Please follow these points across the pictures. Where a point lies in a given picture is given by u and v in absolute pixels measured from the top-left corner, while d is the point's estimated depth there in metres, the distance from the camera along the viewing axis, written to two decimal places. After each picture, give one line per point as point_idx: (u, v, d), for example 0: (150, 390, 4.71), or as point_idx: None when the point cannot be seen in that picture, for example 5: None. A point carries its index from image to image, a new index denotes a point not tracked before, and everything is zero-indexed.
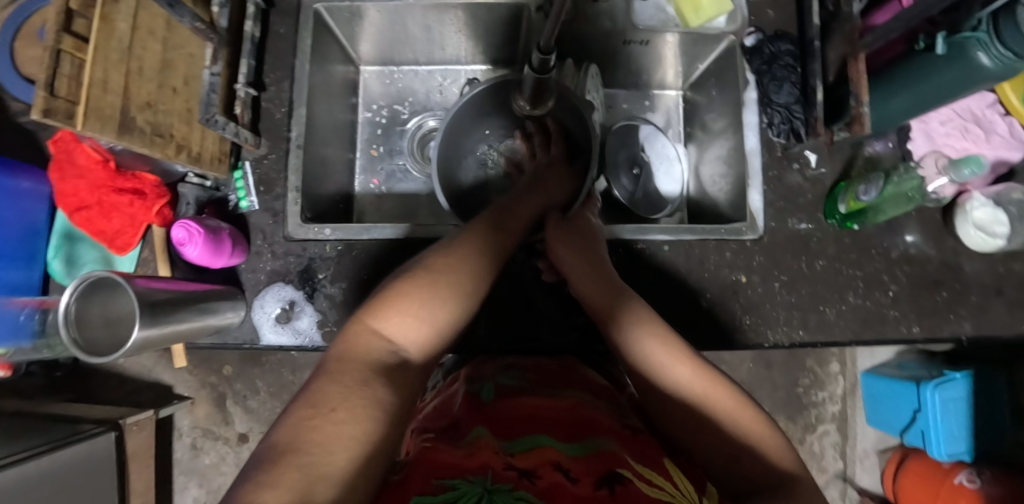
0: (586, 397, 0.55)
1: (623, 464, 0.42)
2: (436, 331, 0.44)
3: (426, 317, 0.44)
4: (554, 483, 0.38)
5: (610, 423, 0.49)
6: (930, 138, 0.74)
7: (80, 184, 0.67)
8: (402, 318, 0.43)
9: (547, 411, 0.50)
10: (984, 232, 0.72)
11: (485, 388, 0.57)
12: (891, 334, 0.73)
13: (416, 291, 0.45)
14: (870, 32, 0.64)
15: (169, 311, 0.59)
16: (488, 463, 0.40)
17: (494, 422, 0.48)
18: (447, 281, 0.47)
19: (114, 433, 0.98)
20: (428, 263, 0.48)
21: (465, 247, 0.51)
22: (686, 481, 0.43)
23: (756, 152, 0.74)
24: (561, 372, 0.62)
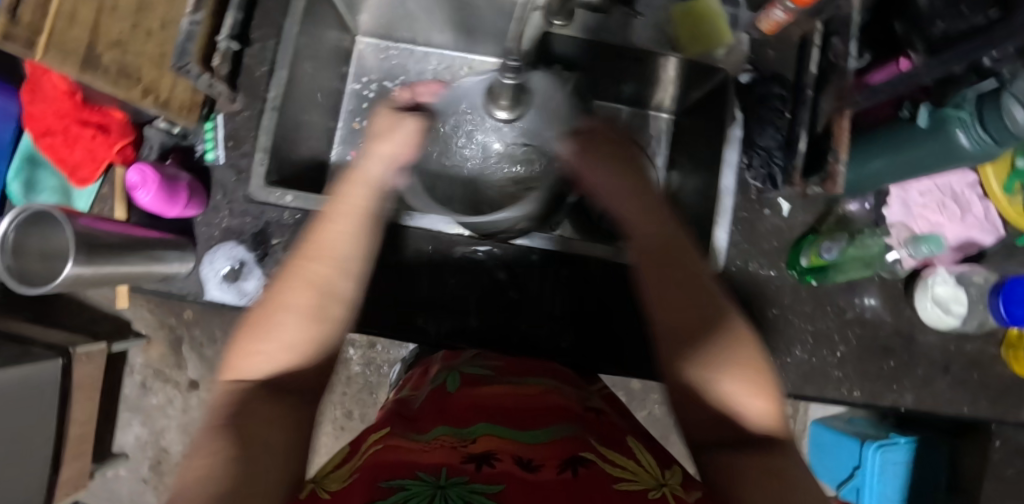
0: (548, 393, 0.61)
1: (585, 448, 0.49)
2: (299, 336, 0.47)
3: (286, 339, 0.47)
4: (511, 466, 0.45)
5: (575, 414, 0.57)
6: (907, 207, 0.73)
7: (46, 109, 0.67)
8: (264, 347, 0.46)
9: (508, 404, 0.57)
10: (940, 308, 0.72)
11: (452, 379, 0.63)
12: (829, 393, 0.73)
13: (273, 316, 0.48)
14: (859, 92, 0.63)
15: (111, 253, 0.59)
16: (442, 461, 0.45)
17: (456, 416, 0.55)
18: (297, 285, 0.49)
19: (63, 359, 0.99)
20: (277, 282, 0.50)
21: (314, 239, 0.52)
22: (652, 460, 0.52)
23: (730, 191, 0.73)
24: (529, 365, 0.68)
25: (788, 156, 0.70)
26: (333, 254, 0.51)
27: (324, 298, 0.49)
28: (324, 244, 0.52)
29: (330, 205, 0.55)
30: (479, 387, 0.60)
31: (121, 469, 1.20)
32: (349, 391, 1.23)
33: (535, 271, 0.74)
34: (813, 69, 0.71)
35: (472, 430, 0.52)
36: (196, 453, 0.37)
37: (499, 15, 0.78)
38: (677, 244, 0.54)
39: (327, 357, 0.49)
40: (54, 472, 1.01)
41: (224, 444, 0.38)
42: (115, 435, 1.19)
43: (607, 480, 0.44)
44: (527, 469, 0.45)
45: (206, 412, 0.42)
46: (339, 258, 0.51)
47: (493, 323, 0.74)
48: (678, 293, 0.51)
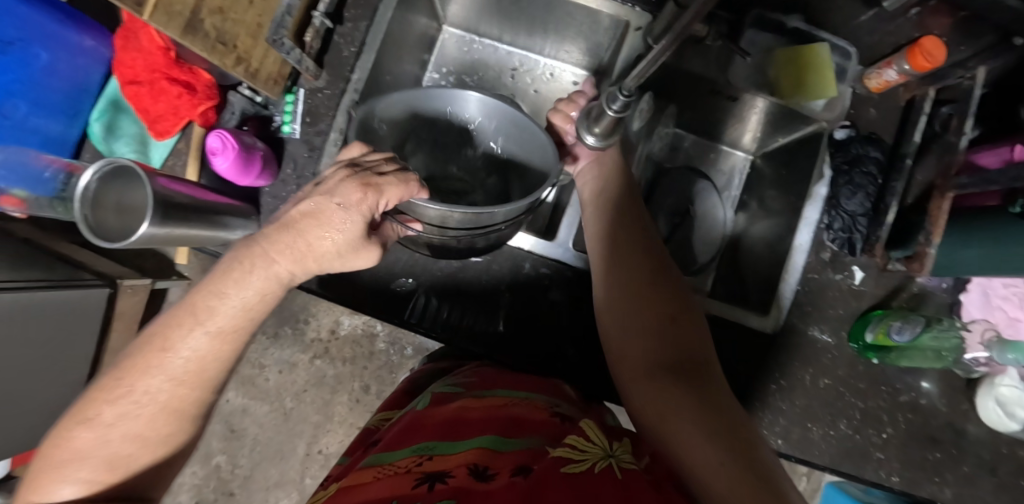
0: (517, 399, 0.56)
1: (538, 454, 0.45)
2: (137, 463, 0.45)
3: (112, 449, 0.43)
4: (463, 483, 0.43)
5: (544, 421, 0.51)
6: (987, 297, 0.70)
7: (138, 60, 0.68)
8: (82, 469, 0.43)
9: (470, 414, 0.52)
10: (1003, 409, 0.68)
11: (422, 401, 0.59)
12: (868, 474, 0.70)
13: (106, 407, 0.43)
14: (967, 174, 0.60)
15: (182, 215, 0.59)
16: (397, 491, 0.43)
17: (412, 433, 0.52)
18: (138, 386, 0.43)
19: (109, 290, 1.01)
20: (119, 362, 0.44)
21: (178, 329, 0.44)
22: (601, 431, 0.48)
23: (804, 249, 0.70)
24: (503, 376, 0.62)
25: (873, 226, 0.68)
26: (190, 373, 0.45)
27: (170, 427, 0.45)
28: (177, 350, 0.44)
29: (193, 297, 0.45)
30: (443, 404, 0.55)
31: None
32: (370, 366, 1.22)
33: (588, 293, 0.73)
34: (917, 138, 0.67)
35: (438, 445, 0.49)
36: None
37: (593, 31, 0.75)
38: (628, 204, 0.60)
39: (174, 460, 0.48)
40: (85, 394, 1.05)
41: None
42: None
43: (552, 468, 0.42)
44: (477, 485, 0.42)
45: None
46: (198, 371, 0.45)
47: (534, 339, 0.71)
48: (614, 248, 0.57)
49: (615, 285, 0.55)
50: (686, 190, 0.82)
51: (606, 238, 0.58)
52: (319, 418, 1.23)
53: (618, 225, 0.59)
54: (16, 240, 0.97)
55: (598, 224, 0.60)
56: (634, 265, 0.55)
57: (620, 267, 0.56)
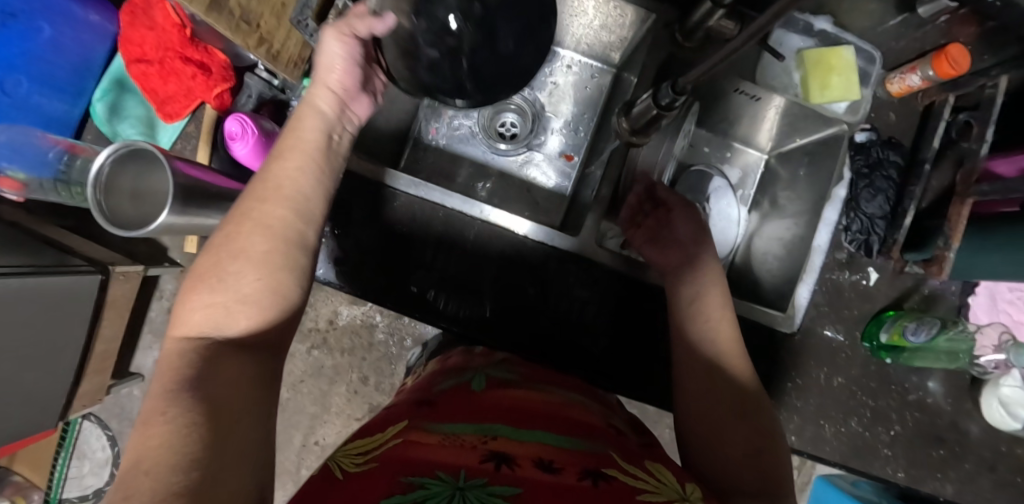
0: (573, 402, 0.58)
1: (608, 463, 0.46)
2: (253, 286, 0.42)
3: (240, 285, 0.42)
4: (530, 472, 0.42)
5: (599, 428, 0.53)
6: (993, 300, 0.72)
7: (147, 37, 0.64)
8: (212, 296, 0.41)
9: (528, 409, 0.54)
10: (1005, 409, 0.71)
11: (477, 379, 0.60)
12: (875, 470, 0.72)
13: (225, 263, 0.42)
14: (988, 182, 0.61)
15: (200, 204, 0.56)
16: (462, 461, 0.43)
17: (474, 413, 0.52)
18: (246, 227, 0.43)
19: (101, 276, 0.97)
20: (226, 224, 0.44)
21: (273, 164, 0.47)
22: (670, 472, 0.48)
23: (822, 250, 0.71)
24: (550, 374, 0.64)
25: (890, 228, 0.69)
26: (292, 194, 0.46)
27: (269, 241, 0.44)
28: (276, 180, 0.46)
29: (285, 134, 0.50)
30: (500, 391, 0.57)
31: (134, 389, 1.20)
32: (369, 357, 1.20)
33: (611, 293, 0.71)
34: (937, 143, 0.68)
35: (502, 428, 0.49)
36: (158, 404, 0.33)
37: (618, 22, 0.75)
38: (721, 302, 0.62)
39: (284, 330, 0.44)
40: (75, 383, 1.01)
41: (199, 385, 0.35)
42: (131, 358, 1.19)
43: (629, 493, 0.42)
44: (546, 476, 0.42)
45: (162, 369, 0.37)
46: (298, 197, 0.46)
47: (554, 338, 0.70)
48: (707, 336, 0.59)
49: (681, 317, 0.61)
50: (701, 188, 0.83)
51: (694, 317, 0.60)
52: (316, 408, 1.21)
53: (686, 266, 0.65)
54: (2, 223, 0.93)
55: (680, 307, 0.62)
56: (701, 301, 0.61)
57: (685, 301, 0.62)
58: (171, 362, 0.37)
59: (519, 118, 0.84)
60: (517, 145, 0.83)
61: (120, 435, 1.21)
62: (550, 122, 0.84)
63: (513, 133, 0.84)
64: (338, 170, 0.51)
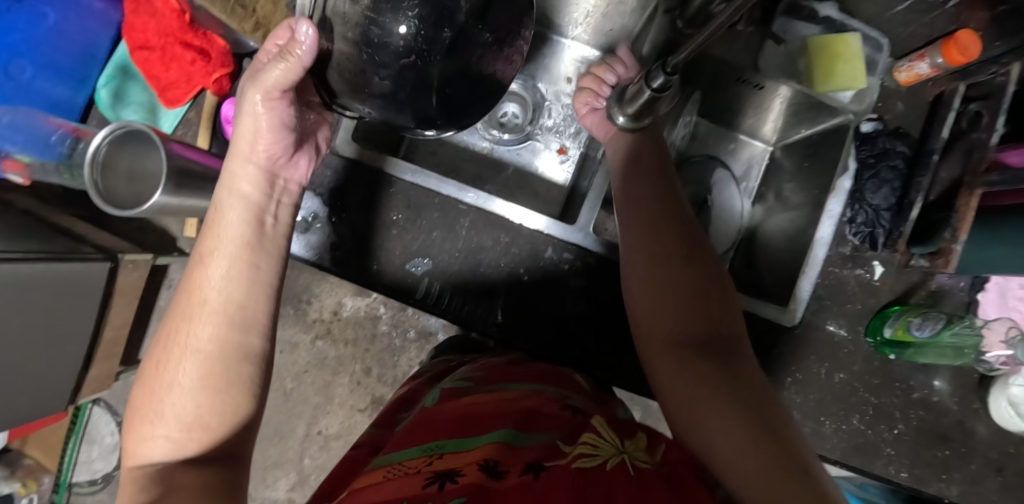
0: (530, 393, 0.55)
1: (553, 453, 0.46)
2: (192, 403, 0.43)
3: (180, 407, 0.43)
4: (477, 480, 0.42)
5: (559, 420, 0.51)
6: (1003, 296, 0.71)
7: (149, 23, 0.65)
8: (160, 430, 0.42)
9: (481, 406, 0.53)
10: (1015, 408, 0.68)
11: (432, 396, 0.58)
12: (877, 469, 0.70)
13: (161, 389, 0.43)
14: (997, 173, 0.59)
15: (192, 184, 0.57)
16: (403, 493, 0.42)
17: (422, 431, 0.51)
18: (174, 351, 0.44)
19: (110, 264, 0.99)
20: (155, 352, 0.45)
21: (193, 276, 0.46)
22: (612, 431, 0.50)
23: (825, 243, 0.69)
24: (510, 369, 0.62)
25: (896, 221, 0.68)
26: (220, 306, 0.45)
27: (203, 362, 0.44)
28: (198, 292, 0.46)
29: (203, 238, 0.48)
30: (452, 400, 0.54)
31: None
32: (372, 349, 1.20)
33: (608, 284, 0.70)
34: (945, 133, 0.66)
35: (448, 443, 0.48)
36: None
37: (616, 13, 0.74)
38: (662, 182, 0.60)
39: (245, 435, 0.45)
40: (84, 369, 1.03)
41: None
42: (140, 346, 1.21)
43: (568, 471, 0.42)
44: (489, 482, 0.42)
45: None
46: (228, 306, 0.46)
47: (550, 328, 0.69)
48: (647, 233, 0.56)
49: (645, 295, 0.54)
50: (702, 180, 0.81)
51: (637, 215, 0.57)
52: (319, 399, 1.22)
53: (653, 217, 0.57)
54: (16, 211, 0.95)
55: (628, 205, 0.59)
56: (675, 261, 0.54)
57: (661, 268, 0.54)
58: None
59: (520, 109, 0.83)
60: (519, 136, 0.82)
61: None
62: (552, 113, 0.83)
63: (513, 123, 0.83)
64: (275, 259, 0.50)
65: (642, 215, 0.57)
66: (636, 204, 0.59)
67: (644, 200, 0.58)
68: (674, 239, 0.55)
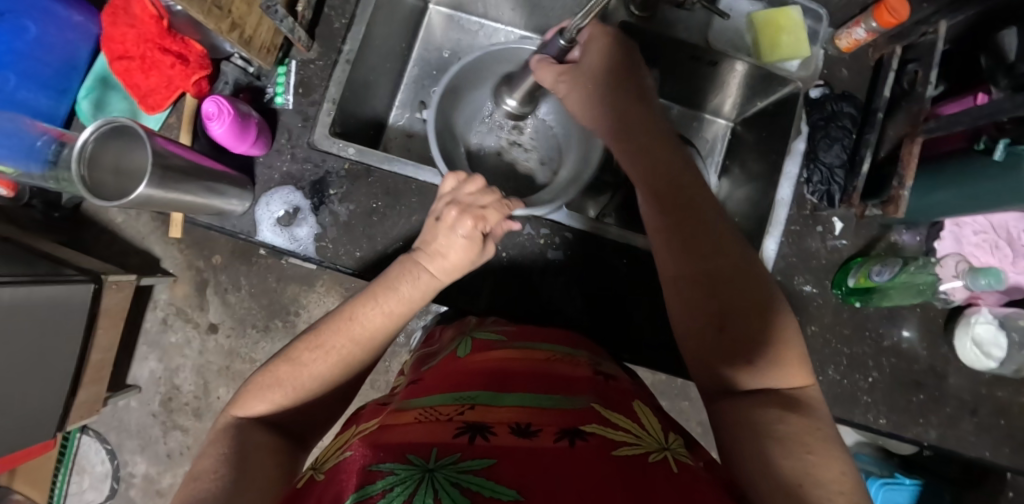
0: (560, 356, 0.60)
1: (589, 418, 0.47)
2: (312, 393, 0.50)
3: (301, 385, 0.50)
4: (507, 439, 0.43)
5: (590, 381, 0.55)
6: (958, 243, 0.72)
7: (128, 34, 0.68)
8: (277, 396, 0.49)
9: (514, 369, 0.56)
10: (980, 349, 0.72)
11: (463, 346, 0.64)
12: (856, 417, 0.73)
13: (304, 364, 0.50)
14: (935, 120, 0.63)
15: (179, 179, 0.61)
16: (435, 437, 0.43)
17: (455, 383, 0.54)
18: (331, 348, 0.51)
19: (94, 285, 1.00)
20: (310, 336, 0.52)
21: (367, 308, 0.52)
22: (655, 421, 0.51)
23: (786, 203, 0.73)
24: (537, 331, 0.67)
25: (850, 177, 0.71)
26: (370, 340, 0.52)
27: (342, 371, 0.51)
28: (365, 323, 0.52)
29: (378, 284, 0.54)
30: (485, 352, 0.60)
31: (131, 401, 1.21)
32: None
33: (578, 258, 0.75)
34: (887, 92, 0.71)
35: (479, 394, 0.50)
36: (196, 476, 0.42)
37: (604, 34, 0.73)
38: (686, 190, 0.54)
39: (326, 416, 0.53)
40: (71, 394, 1.02)
41: (226, 472, 0.42)
42: (128, 370, 1.21)
43: (604, 448, 0.42)
44: (521, 440, 0.43)
45: (210, 443, 0.46)
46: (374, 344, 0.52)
47: (526, 302, 0.74)
48: (676, 236, 0.52)
49: (677, 274, 0.51)
50: None
51: (672, 229, 0.52)
52: None
53: (665, 203, 0.53)
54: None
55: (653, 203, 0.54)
56: (696, 253, 0.51)
57: (674, 263, 0.51)
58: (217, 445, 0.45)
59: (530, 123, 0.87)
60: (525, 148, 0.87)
61: (119, 448, 1.21)
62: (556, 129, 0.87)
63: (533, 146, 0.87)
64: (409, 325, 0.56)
65: (677, 225, 0.52)
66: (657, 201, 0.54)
67: (674, 205, 0.53)
68: (724, 262, 0.50)
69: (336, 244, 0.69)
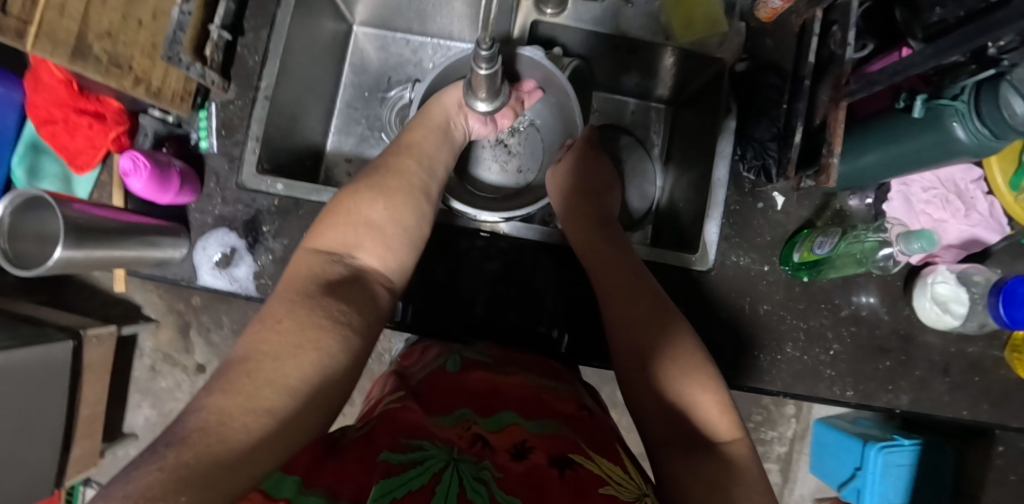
0: (542, 387, 0.57)
1: (573, 447, 0.45)
2: (383, 241, 0.51)
3: (366, 240, 0.50)
4: (504, 465, 0.42)
5: (568, 415, 0.52)
6: (908, 203, 0.71)
7: (46, 100, 0.70)
8: (348, 241, 0.49)
9: (503, 393, 0.53)
10: (939, 307, 0.70)
11: (451, 362, 0.59)
12: (822, 392, 0.72)
13: (369, 211, 0.52)
14: (855, 81, 0.60)
15: (103, 238, 0.62)
16: (450, 439, 0.44)
17: (449, 399, 0.52)
18: (395, 190, 0.55)
19: (73, 341, 1.00)
20: (367, 184, 0.54)
21: (402, 164, 0.59)
22: (634, 470, 0.47)
23: (723, 183, 0.72)
24: (518, 357, 0.64)
25: (782, 148, 0.69)
26: (424, 194, 0.57)
27: (410, 224, 0.53)
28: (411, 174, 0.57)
29: (396, 147, 0.62)
30: (473, 373, 0.57)
31: (131, 449, 1.23)
32: None
33: (524, 261, 0.74)
34: (812, 58, 0.67)
35: (471, 417, 0.49)
36: (282, 315, 0.40)
37: (586, 44, 0.79)
38: (638, 276, 0.60)
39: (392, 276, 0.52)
40: (65, 451, 1.03)
41: (308, 313, 0.40)
42: (123, 418, 1.23)
43: (591, 483, 0.41)
44: (518, 464, 0.43)
45: (291, 283, 0.44)
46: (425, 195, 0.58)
47: (493, 302, 0.74)
48: (638, 303, 0.56)
49: (626, 312, 0.56)
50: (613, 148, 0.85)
51: (627, 288, 0.58)
52: None
53: (624, 271, 0.60)
54: None
55: (608, 282, 0.60)
56: (637, 294, 0.57)
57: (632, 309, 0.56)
58: (281, 294, 0.42)
59: (525, 127, 0.84)
60: (509, 151, 0.85)
61: None
62: (547, 140, 0.85)
63: (515, 150, 0.85)
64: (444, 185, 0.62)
65: (624, 285, 0.58)
66: (602, 273, 0.61)
67: (625, 271, 0.60)
68: (659, 322, 0.54)
69: (275, 280, 0.70)
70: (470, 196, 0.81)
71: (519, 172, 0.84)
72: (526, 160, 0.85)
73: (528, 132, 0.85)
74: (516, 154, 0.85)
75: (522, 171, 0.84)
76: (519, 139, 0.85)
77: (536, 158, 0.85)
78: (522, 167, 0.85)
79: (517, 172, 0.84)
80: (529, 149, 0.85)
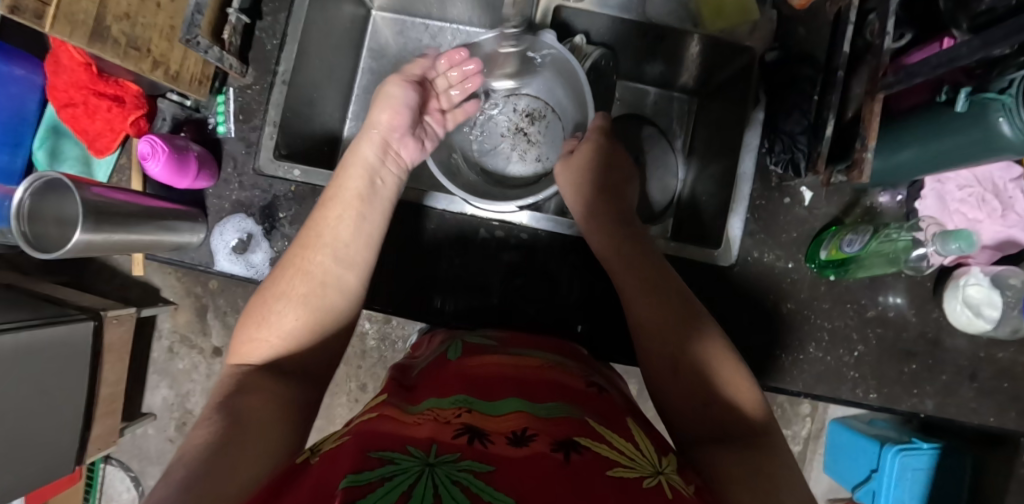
0: (553, 364, 0.55)
1: (581, 430, 0.43)
2: (290, 324, 0.52)
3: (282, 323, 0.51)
4: (503, 449, 0.39)
5: (580, 391, 0.51)
6: (941, 201, 0.69)
7: (69, 84, 0.71)
8: (259, 337, 0.51)
9: (509, 375, 0.52)
10: (971, 310, 0.67)
11: (452, 349, 0.59)
12: (844, 394, 0.70)
13: (273, 303, 0.52)
14: (893, 73, 0.57)
15: (121, 222, 0.62)
16: (435, 436, 0.40)
17: (454, 382, 0.51)
18: (302, 261, 0.55)
19: (94, 322, 1.01)
20: (277, 272, 0.55)
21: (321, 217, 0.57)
22: (649, 445, 0.46)
23: (749, 177, 0.70)
24: (528, 339, 0.63)
25: (813, 143, 0.66)
26: (342, 240, 0.56)
27: (325, 290, 0.54)
28: (323, 230, 0.56)
29: (331, 189, 0.60)
30: (474, 358, 0.56)
31: (148, 428, 1.25)
32: (364, 365, 1.07)
33: (540, 252, 0.73)
34: (845, 48, 0.63)
35: (477, 400, 0.47)
36: (199, 422, 0.42)
37: (611, 31, 0.76)
38: (664, 273, 0.58)
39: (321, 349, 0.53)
40: (86, 430, 1.05)
41: (219, 418, 0.42)
42: (142, 398, 1.25)
43: (598, 468, 0.39)
44: (515, 449, 0.39)
45: (213, 394, 0.46)
46: (338, 243, 0.56)
47: (507, 293, 0.73)
48: (661, 298, 0.55)
49: (648, 311, 0.55)
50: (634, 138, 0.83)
51: (653, 285, 0.57)
52: None
53: (642, 267, 0.59)
54: None
55: (632, 275, 0.58)
56: (655, 292, 0.56)
57: (658, 310, 0.54)
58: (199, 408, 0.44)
59: (546, 116, 0.83)
60: (529, 140, 0.83)
61: (143, 474, 1.27)
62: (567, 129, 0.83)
63: (534, 139, 0.83)
64: (381, 213, 0.60)
65: (650, 282, 0.57)
66: (627, 265, 0.60)
67: (647, 268, 0.58)
68: (687, 318, 0.53)
69: None
70: (485, 184, 0.80)
71: (537, 161, 0.82)
72: (545, 150, 0.83)
73: (549, 122, 0.83)
74: (536, 142, 0.83)
75: (541, 161, 0.82)
76: (539, 129, 0.83)
77: (555, 147, 0.83)
78: (541, 157, 0.83)
79: (535, 161, 0.82)
80: (550, 139, 0.83)
